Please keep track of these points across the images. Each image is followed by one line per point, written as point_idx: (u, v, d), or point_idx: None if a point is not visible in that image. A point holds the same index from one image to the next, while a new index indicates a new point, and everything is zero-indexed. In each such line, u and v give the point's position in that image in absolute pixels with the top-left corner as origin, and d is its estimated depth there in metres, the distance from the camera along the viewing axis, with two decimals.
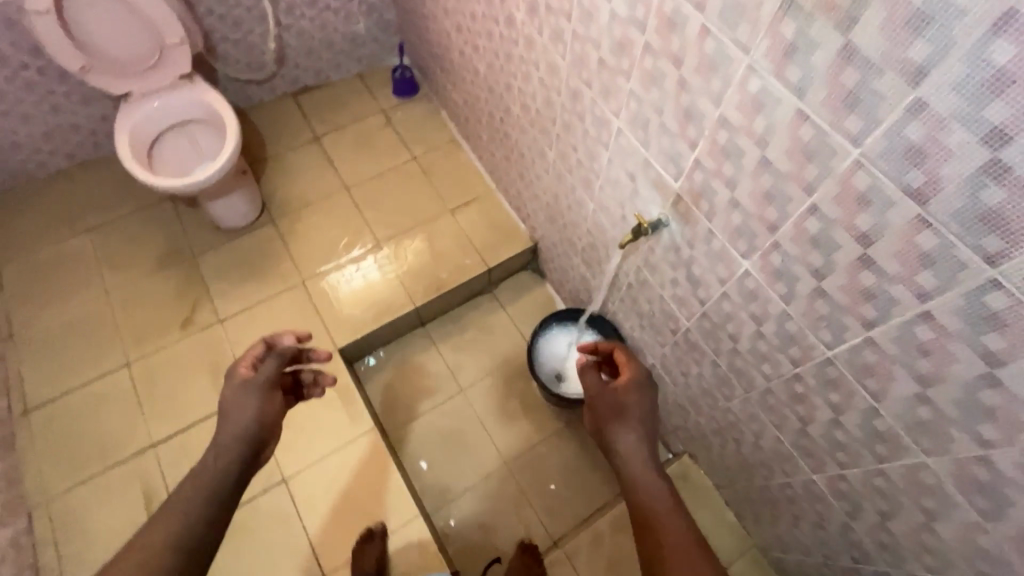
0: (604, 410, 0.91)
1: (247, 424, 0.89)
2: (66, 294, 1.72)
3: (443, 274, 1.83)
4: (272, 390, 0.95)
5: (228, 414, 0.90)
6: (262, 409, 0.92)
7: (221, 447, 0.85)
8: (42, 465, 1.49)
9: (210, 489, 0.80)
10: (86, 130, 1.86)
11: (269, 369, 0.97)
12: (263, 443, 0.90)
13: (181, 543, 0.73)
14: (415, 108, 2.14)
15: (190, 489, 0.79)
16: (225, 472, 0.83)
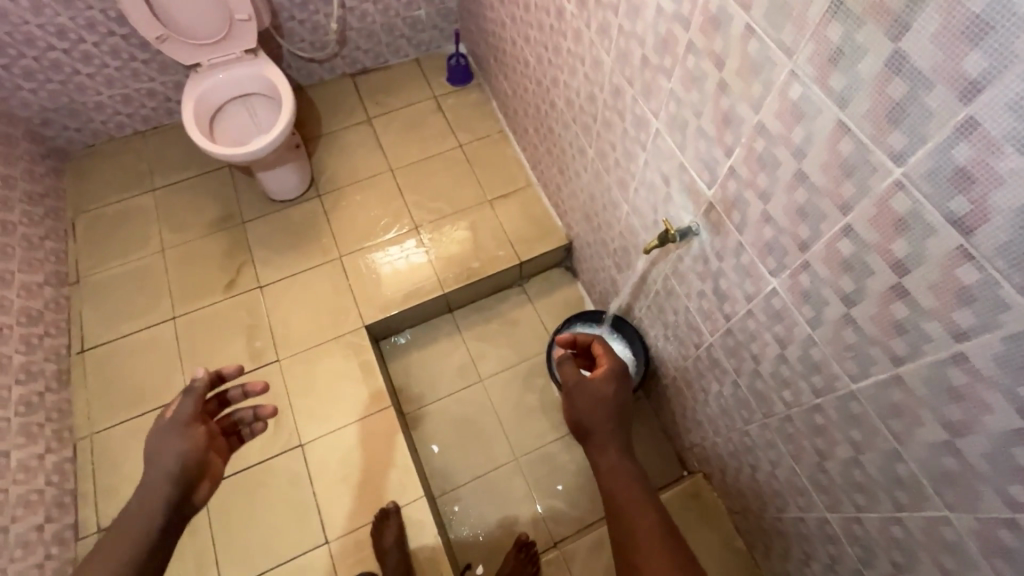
0: (582, 404, 0.97)
1: (168, 468, 0.87)
2: (127, 248, 1.85)
3: (475, 263, 1.84)
4: (192, 427, 0.93)
5: (149, 459, 0.89)
6: (182, 450, 0.89)
7: (141, 494, 0.85)
8: (91, 402, 1.62)
9: (130, 543, 0.80)
10: (160, 96, 1.99)
11: (186, 407, 0.93)
12: (193, 483, 0.89)
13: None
14: (467, 96, 2.15)
15: (110, 542, 0.80)
16: (145, 524, 0.82)
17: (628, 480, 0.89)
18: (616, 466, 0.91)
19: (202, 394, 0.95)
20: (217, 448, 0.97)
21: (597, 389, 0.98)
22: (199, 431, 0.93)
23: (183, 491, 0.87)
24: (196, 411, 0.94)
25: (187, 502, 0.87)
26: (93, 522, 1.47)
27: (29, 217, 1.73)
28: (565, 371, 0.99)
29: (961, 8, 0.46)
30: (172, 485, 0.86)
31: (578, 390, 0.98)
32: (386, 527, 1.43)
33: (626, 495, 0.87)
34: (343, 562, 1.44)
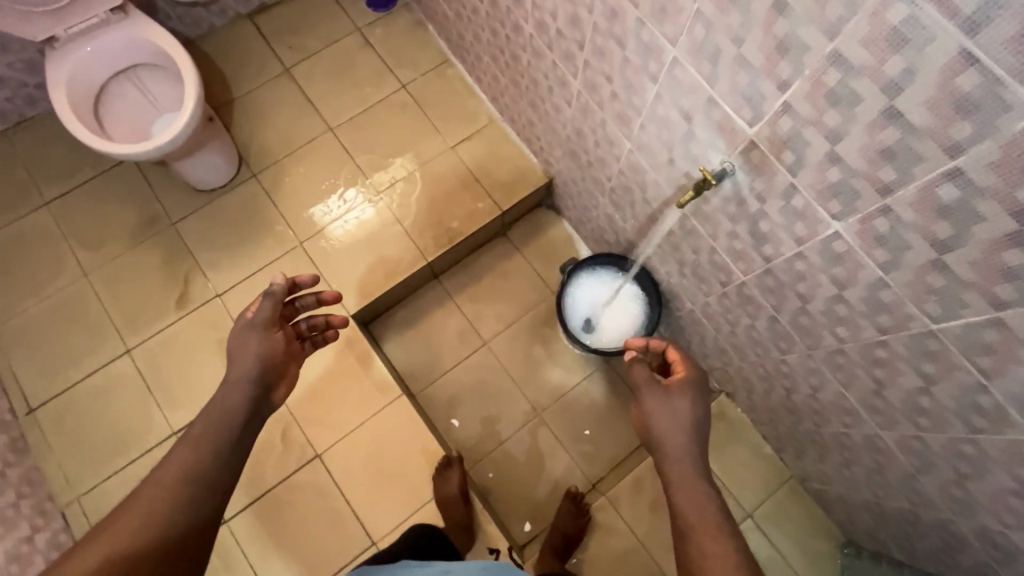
0: (652, 408, 0.86)
1: (251, 369, 0.85)
2: (39, 279, 1.55)
3: (453, 222, 1.67)
4: (274, 332, 0.90)
5: (231, 357, 0.87)
6: (263, 352, 0.87)
7: (225, 390, 0.83)
8: (64, 463, 1.43)
9: (215, 432, 0.78)
10: (14, 83, 1.57)
11: (267, 310, 0.90)
12: (271, 387, 0.87)
13: (195, 477, 0.74)
14: (395, 22, 1.83)
15: (200, 429, 0.78)
16: (229, 416, 0.80)
17: (704, 503, 0.76)
18: (693, 484, 0.78)
19: (282, 298, 0.91)
20: (294, 353, 0.94)
21: (670, 393, 0.87)
22: (277, 336, 0.91)
23: (262, 393, 0.85)
24: (276, 315, 0.91)
25: (266, 404, 0.85)
26: None
27: None
28: (635, 371, 0.89)
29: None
30: (252, 385, 0.84)
31: (652, 396, 0.87)
32: (450, 476, 1.44)
33: (703, 516, 0.74)
34: None
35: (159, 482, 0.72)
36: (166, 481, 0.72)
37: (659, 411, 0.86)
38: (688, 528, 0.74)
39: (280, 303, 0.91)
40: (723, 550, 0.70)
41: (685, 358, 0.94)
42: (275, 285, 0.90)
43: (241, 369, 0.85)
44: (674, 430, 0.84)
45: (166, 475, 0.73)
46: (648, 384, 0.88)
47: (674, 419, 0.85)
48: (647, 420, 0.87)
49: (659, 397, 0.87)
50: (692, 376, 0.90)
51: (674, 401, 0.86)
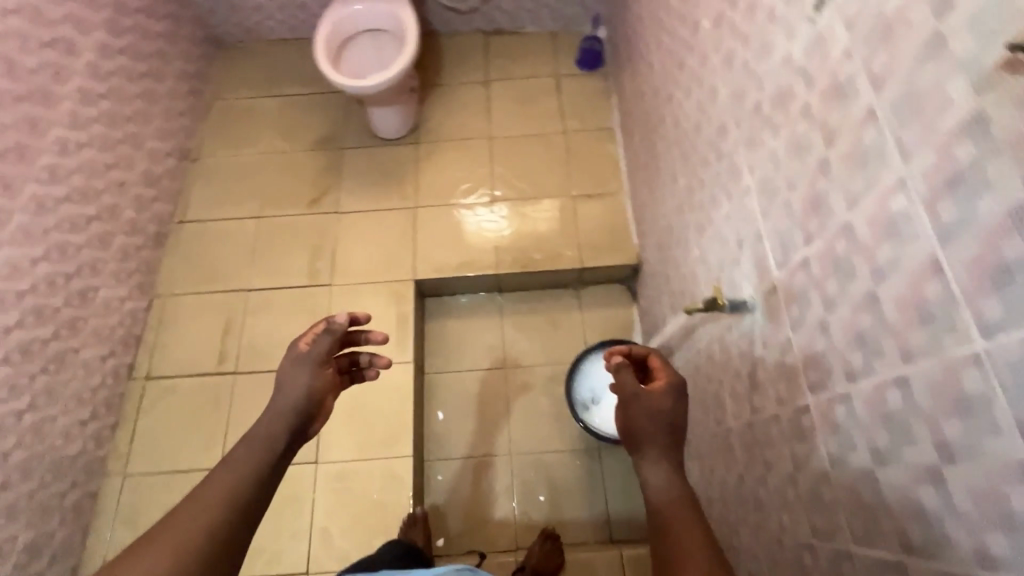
0: (635, 413, 0.79)
1: (297, 400, 0.85)
2: (242, 141, 2.02)
3: (537, 255, 1.80)
4: (324, 368, 0.91)
5: (282, 386, 0.87)
6: (309, 386, 0.87)
7: (271, 416, 0.83)
8: (172, 267, 1.81)
9: (258, 456, 0.77)
10: (310, 11, 2.10)
11: (324, 346, 0.91)
12: (312, 417, 0.87)
13: (231, 501, 0.70)
14: (588, 83, 2.08)
15: (242, 459, 0.76)
16: (269, 444, 0.79)
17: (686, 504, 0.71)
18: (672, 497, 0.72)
19: (339, 338, 0.93)
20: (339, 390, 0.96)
21: (654, 398, 0.80)
22: (327, 371, 0.91)
23: (302, 423, 0.84)
24: (331, 352, 0.93)
25: (305, 432, 0.85)
26: (145, 369, 1.67)
27: (172, 89, 1.92)
28: (621, 376, 0.82)
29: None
30: (296, 415, 0.84)
31: (635, 399, 0.80)
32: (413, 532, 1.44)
33: (681, 519, 0.69)
34: (325, 485, 1.52)
35: (198, 503, 0.69)
36: (206, 504, 0.69)
37: (643, 417, 0.78)
38: (666, 527, 0.69)
39: (339, 339, 0.93)
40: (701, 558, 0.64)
41: (667, 364, 0.87)
42: (335, 322, 0.92)
43: (290, 397, 0.85)
44: (654, 431, 0.78)
45: (205, 498, 0.69)
46: (633, 390, 0.81)
47: (655, 421, 0.79)
48: (629, 428, 0.79)
49: (641, 404, 0.80)
50: (672, 382, 0.83)
51: (655, 406, 0.79)
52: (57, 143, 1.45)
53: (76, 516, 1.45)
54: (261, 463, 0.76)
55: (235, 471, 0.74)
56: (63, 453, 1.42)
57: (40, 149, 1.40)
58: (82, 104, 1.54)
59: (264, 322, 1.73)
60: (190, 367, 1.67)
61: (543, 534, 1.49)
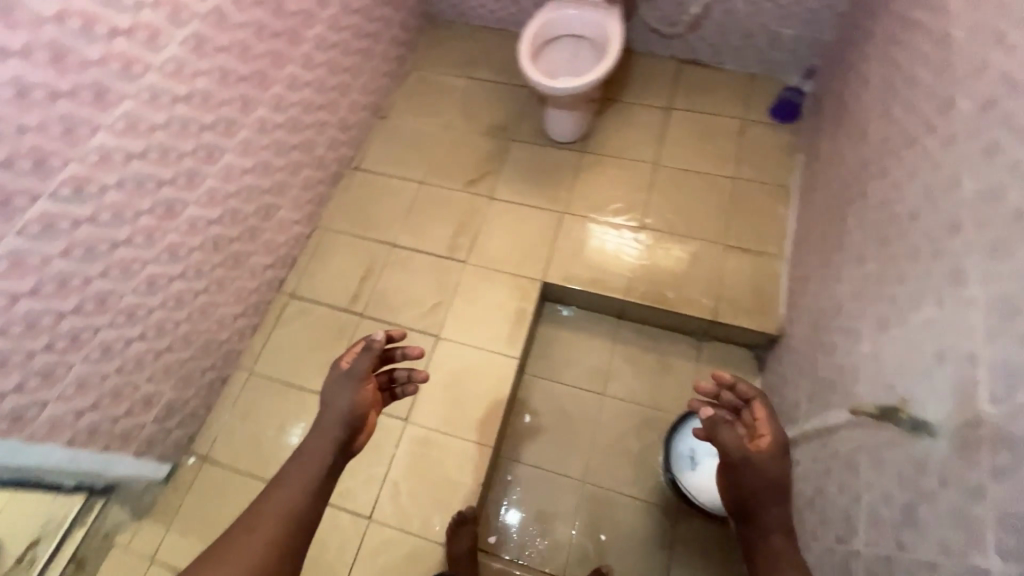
0: (743, 467, 0.93)
1: (340, 416, 1.06)
2: (427, 110, 2.18)
3: (670, 294, 1.73)
4: (363, 383, 1.08)
5: (328, 401, 1.08)
6: (351, 402, 1.06)
7: (317, 434, 1.05)
8: (338, 206, 2.00)
9: (307, 472, 1.02)
10: (521, 6, 2.20)
11: (364, 363, 1.08)
12: (357, 431, 1.08)
13: (286, 515, 0.98)
14: (776, 134, 1.95)
15: (291, 477, 1.02)
16: (318, 463, 1.03)
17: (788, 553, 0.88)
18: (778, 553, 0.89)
19: (377, 355, 1.08)
20: (379, 404, 1.14)
21: (760, 457, 0.92)
22: (367, 387, 1.09)
23: (347, 437, 1.06)
24: (371, 368, 1.09)
25: (350, 444, 1.07)
26: (292, 287, 1.86)
27: (383, 53, 2.12)
28: (726, 435, 0.94)
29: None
30: (340, 431, 1.05)
31: (740, 461, 0.92)
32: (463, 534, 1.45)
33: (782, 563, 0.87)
34: (407, 445, 1.60)
35: (265, 512, 0.98)
36: (268, 515, 0.97)
37: (751, 474, 0.92)
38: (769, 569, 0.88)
39: (377, 357, 1.09)
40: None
41: (771, 416, 0.95)
42: (374, 343, 1.07)
43: (337, 414, 1.06)
44: (763, 488, 0.91)
45: (268, 510, 0.98)
46: (739, 450, 0.93)
47: (764, 478, 0.91)
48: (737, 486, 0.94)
49: (749, 461, 0.92)
50: (776, 440, 0.94)
51: (762, 466, 0.92)
52: (289, 78, 1.66)
53: (207, 393, 1.66)
54: (306, 476, 1.01)
55: (287, 486, 1.01)
56: (214, 337, 1.63)
57: (275, 80, 1.61)
58: (314, 49, 1.74)
59: (398, 277, 1.85)
60: (327, 297, 1.84)
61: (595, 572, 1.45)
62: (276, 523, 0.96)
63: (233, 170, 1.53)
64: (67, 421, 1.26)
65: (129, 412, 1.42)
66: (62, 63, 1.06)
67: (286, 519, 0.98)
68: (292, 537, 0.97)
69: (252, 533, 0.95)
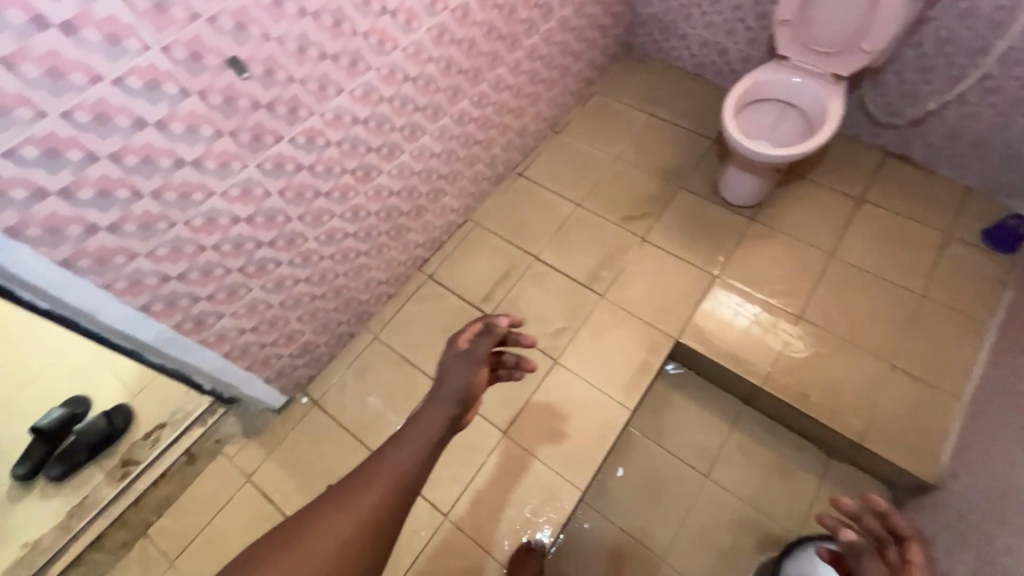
0: None
1: (458, 391, 1.04)
2: (601, 137, 2.18)
3: (814, 398, 1.58)
4: (481, 366, 1.07)
5: (444, 375, 1.06)
6: (469, 381, 1.05)
7: (433, 405, 1.02)
8: (493, 205, 2.06)
9: (423, 436, 0.98)
10: (727, 58, 2.14)
11: (484, 344, 1.07)
12: (468, 408, 1.06)
13: (401, 475, 0.92)
14: (985, 262, 1.73)
15: (409, 438, 0.98)
16: (433, 431, 0.99)
17: None
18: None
19: (497, 340, 1.07)
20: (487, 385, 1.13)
21: None
22: (483, 369, 1.08)
23: (460, 412, 1.03)
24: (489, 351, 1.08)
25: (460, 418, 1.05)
26: (432, 268, 1.94)
27: (578, 73, 2.15)
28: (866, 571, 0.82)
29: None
30: (457, 405, 1.03)
31: None
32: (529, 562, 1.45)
33: None
34: (499, 457, 1.59)
35: (381, 469, 0.92)
36: (383, 471, 0.92)
37: None
38: None
39: (495, 341, 1.07)
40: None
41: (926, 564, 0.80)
42: (496, 325, 1.07)
43: (454, 389, 1.04)
44: None
45: (384, 467, 0.93)
46: None
47: None
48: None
49: None
50: None
51: None
52: (496, 79, 1.73)
53: (335, 344, 1.77)
54: (423, 445, 0.96)
55: (401, 449, 0.96)
56: (358, 295, 1.72)
57: (485, 79, 1.68)
58: (524, 57, 1.80)
59: (533, 291, 1.86)
60: (461, 289, 1.89)
61: None
62: (393, 482, 0.91)
63: (425, 151, 1.62)
64: (231, 335, 1.39)
65: (275, 341, 1.53)
66: (339, 29, 1.17)
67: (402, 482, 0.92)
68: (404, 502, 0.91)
69: (368, 489, 0.89)
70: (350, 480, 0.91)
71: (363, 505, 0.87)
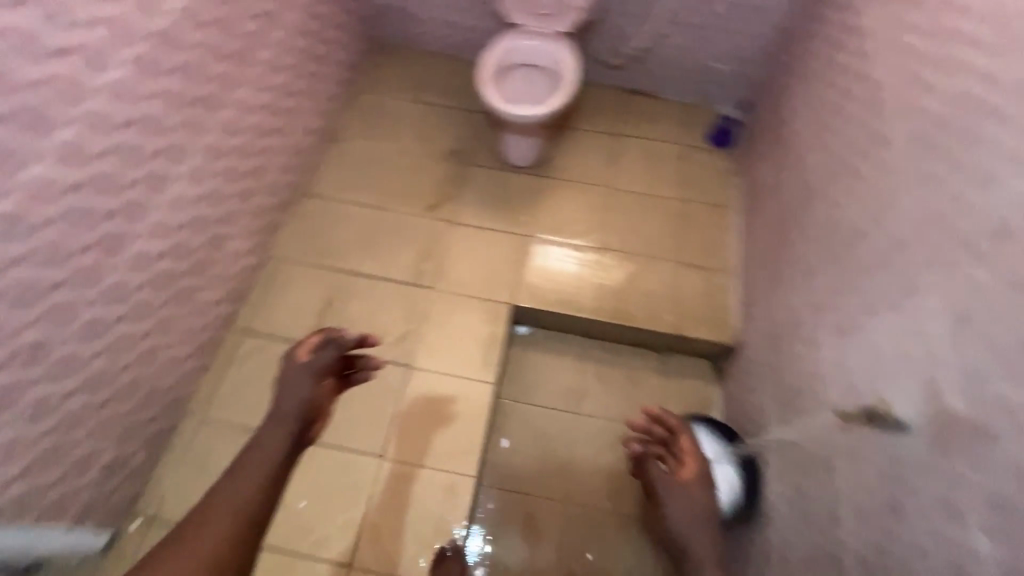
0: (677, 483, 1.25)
1: (296, 406, 1.18)
2: (379, 135, 2.14)
3: (635, 311, 1.81)
4: (322, 378, 1.22)
5: (285, 394, 1.19)
6: (309, 395, 1.20)
7: (274, 422, 1.16)
8: (289, 235, 1.90)
9: (264, 456, 1.13)
10: (471, 34, 2.23)
11: (326, 356, 1.22)
12: (311, 420, 1.21)
13: (250, 494, 1.08)
14: (716, 160, 2.13)
15: (253, 461, 1.12)
16: (275, 446, 1.14)
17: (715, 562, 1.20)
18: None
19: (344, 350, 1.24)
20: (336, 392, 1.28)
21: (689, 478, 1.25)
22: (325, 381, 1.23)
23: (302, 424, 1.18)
24: (331, 363, 1.23)
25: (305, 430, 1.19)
26: (242, 322, 1.73)
27: (331, 76, 2.05)
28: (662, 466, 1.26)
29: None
30: (296, 420, 1.17)
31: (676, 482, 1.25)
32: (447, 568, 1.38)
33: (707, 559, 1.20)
34: (385, 483, 1.53)
35: (231, 494, 1.08)
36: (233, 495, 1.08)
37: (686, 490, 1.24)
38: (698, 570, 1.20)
39: (340, 353, 1.24)
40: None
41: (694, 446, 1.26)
42: (342, 340, 1.23)
43: (295, 403, 1.18)
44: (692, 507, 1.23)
45: (235, 491, 1.08)
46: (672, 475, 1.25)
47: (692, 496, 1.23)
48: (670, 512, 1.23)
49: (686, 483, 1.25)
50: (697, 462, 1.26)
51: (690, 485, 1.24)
52: (240, 101, 1.57)
53: (151, 448, 1.49)
54: (262, 464, 1.12)
55: (246, 473, 1.11)
56: (159, 384, 1.47)
57: (224, 103, 1.51)
58: (265, 72, 1.66)
59: (362, 307, 1.78)
60: (285, 332, 1.72)
61: None
62: (234, 510, 1.06)
63: (181, 200, 1.41)
64: None
65: (64, 476, 1.24)
66: None
67: (242, 510, 1.07)
68: (256, 514, 1.08)
69: (214, 524, 1.04)
70: (201, 509, 1.06)
71: (215, 529, 1.04)
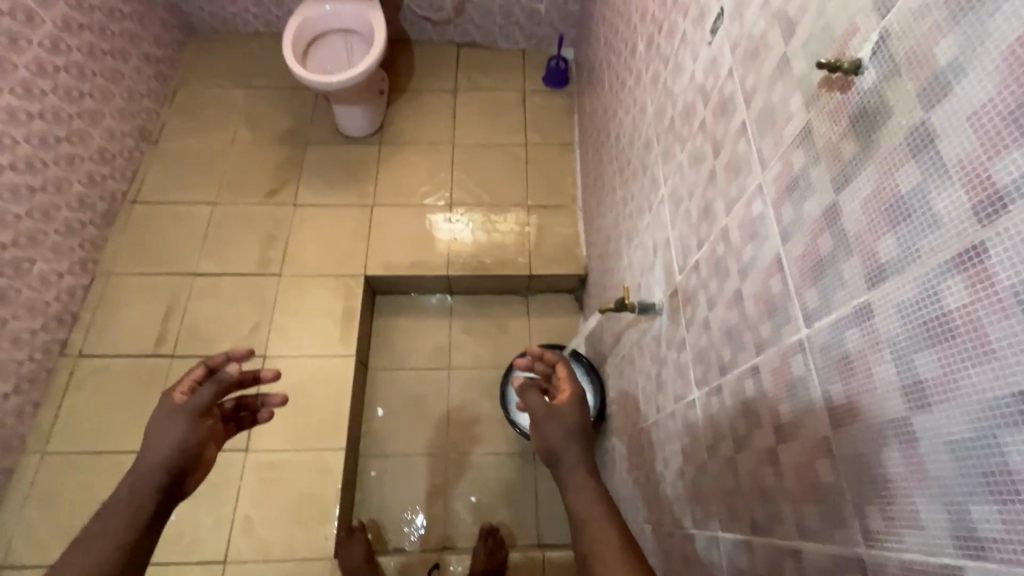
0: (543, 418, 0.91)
1: (163, 453, 0.80)
2: (206, 126, 2.03)
3: (488, 259, 1.84)
4: (202, 419, 0.86)
5: (148, 442, 0.81)
6: (184, 438, 0.82)
7: (134, 476, 0.77)
8: (118, 247, 1.79)
9: (118, 524, 0.72)
10: (286, 7, 2.14)
11: (205, 395, 0.87)
12: (188, 472, 0.82)
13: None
14: (554, 99, 2.16)
15: (93, 532, 0.71)
16: (136, 508, 0.74)
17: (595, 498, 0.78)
18: (580, 484, 0.81)
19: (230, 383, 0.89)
20: (219, 437, 0.91)
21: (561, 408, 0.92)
22: (207, 423, 0.86)
23: (174, 480, 0.80)
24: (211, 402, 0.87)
25: (178, 487, 0.81)
26: (78, 347, 1.64)
27: (138, 72, 1.92)
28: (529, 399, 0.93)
29: (988, 176, 0.33)
30: (166, 474, 0.79)
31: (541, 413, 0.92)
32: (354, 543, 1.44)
33: (592, 513, 0.76)
34: (253, 473, 1.51)
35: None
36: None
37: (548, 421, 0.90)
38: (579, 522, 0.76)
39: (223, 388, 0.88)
40: (606, 541, 0.71)
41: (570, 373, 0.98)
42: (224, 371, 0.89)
43: (163, 448, 0.80)
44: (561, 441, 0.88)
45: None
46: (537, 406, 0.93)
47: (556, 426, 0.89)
48: (541, 436, 0.90)
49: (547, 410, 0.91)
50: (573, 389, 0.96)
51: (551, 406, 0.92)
52: (6, 110, 1.44)
53: None
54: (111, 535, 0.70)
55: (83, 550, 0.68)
56: None
57: None
58: (35, 77, 1.52)
59: (209, 305, 1.72)
60: (127, 347, 1.64)
61: (483, 530, 1.51)
62: None
63: None
64: None
65: None
66: None
67: None
68: None
69: None
70: None
71: None
